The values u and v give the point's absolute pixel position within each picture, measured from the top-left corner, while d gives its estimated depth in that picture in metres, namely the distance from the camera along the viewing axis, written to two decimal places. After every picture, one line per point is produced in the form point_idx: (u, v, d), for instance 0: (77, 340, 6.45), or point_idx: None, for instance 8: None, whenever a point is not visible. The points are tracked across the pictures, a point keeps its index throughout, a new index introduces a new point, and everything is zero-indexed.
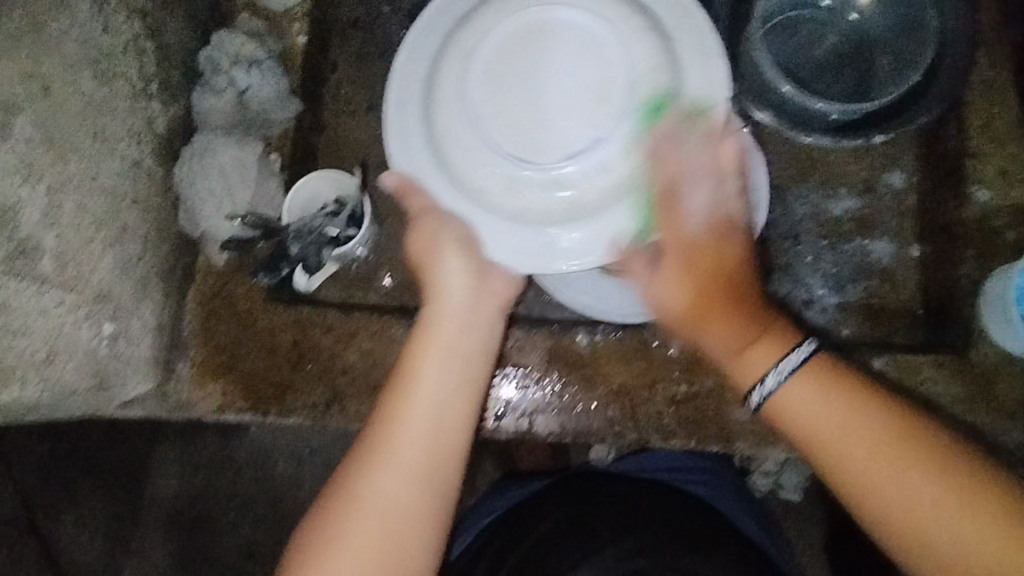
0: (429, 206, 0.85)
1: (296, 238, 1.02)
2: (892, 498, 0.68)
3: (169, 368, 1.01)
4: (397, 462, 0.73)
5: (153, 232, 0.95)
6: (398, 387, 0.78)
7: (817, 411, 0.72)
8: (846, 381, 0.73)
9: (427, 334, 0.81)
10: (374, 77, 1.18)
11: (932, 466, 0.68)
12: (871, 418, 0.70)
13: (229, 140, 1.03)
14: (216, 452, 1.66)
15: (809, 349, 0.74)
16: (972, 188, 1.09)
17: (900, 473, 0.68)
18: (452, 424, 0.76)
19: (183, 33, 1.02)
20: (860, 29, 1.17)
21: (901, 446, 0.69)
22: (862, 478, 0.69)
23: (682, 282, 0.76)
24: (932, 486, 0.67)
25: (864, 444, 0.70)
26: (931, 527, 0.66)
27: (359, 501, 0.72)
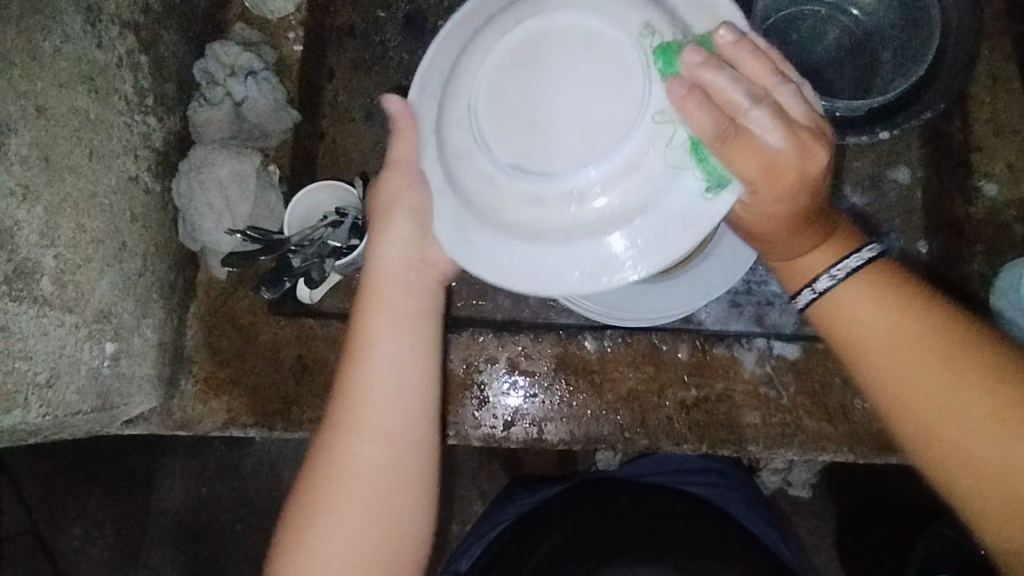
0: (411, 177, 0.73)
1: (299, 250, 1.00)
2: (923, 412, 0.63)
3: (172, 385, 1.00)
4: (364, 430, 0.68)
5: (151, 248, 0.94)
6: (354, 354, 0.71)
7: (871, 313, 0.66)
8: (912, 288, 0.67)
9: (371, 300, 0.73)
10: (371, 85, 1.17)
11: (980, 385, 0.61)
12: (933, 323, 0.64)
13: (227, 153, 1.01)
14: (220, 463, 1.65)
15: (867, 256, 0.69)
16: (980, 182, 1.08)
17: (956, 384, 0.62)
18: (411, 393, 0.70)
19: (177, 45, 1.00)
20: (862, 25, 1.17)
21: (949, 360, 0.62)
22: (894, 391, 0.64)
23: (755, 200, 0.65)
24: (975, 404, 0.61)
25: (919, 350, 0.63)
26: (987, 447, 0.60)
27: (331, 476, 0.67)
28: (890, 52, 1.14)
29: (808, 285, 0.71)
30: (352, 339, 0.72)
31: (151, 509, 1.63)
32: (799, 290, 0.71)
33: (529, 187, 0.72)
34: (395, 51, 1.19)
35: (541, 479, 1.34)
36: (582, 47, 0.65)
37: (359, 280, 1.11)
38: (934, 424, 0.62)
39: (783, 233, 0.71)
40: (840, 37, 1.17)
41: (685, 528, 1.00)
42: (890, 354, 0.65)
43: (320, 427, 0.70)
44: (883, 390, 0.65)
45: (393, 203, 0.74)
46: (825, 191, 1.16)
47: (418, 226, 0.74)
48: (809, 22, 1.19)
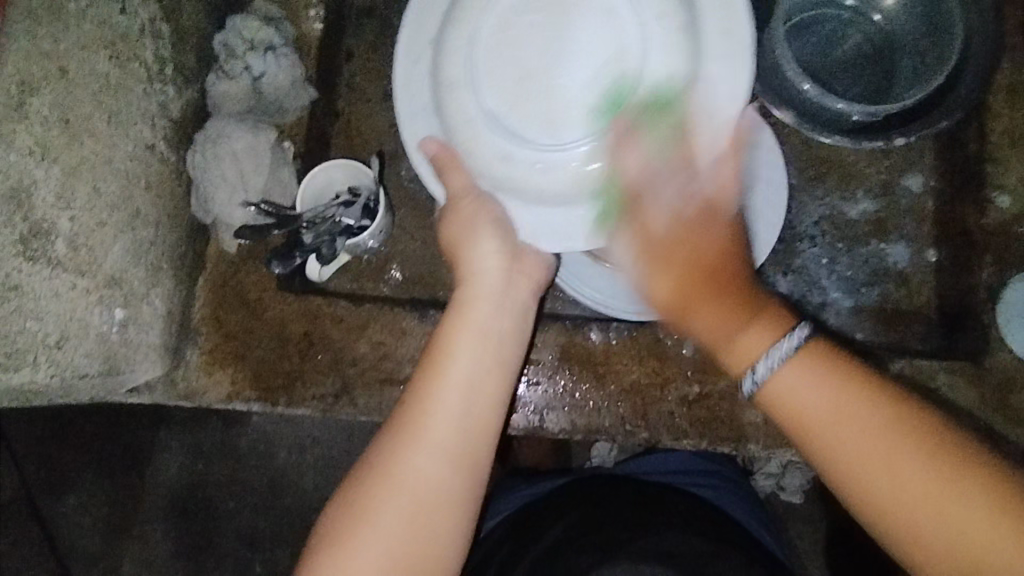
0: (467, 186, 0.82)
1: (310, 227, 1.00)
2: (880, 485, 0.66)
3: (178, 355, 1.00)
4: (428, 441, 0.75)
5: (164, 218, 0.94)
6: (430, 369, 0.79)
7: (818, 401, 0.69)
8: (844, 366, 0.70)
9: (460, 313, 0.82)
10: (388, 67, 1.17)
11: (927, 458, 0.65)
12: (873, 406, 0.68)
13: (243, 126, 1.02)
14: (215, 440, 1.65)
15: (802, 333, 0.71)
16: (993, 194, 1.08)
17: (897, 462, 0.65)
18: (470, 402, 0.78)
19: (198, 15, 1.00)
20: (882, 31, 1.17)
21: (896, 438, 0.66)
22: (848, 467, 0.67)
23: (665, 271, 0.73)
24: (925, 478, 0.64)
25: (864, 435, 0.67)
26: (933, 524, 0.64)
27: (393, 477, 0.74)
28: (908, 60, 1.14)
29: (748, 371, 0.72)
30: (434, 347, 0.81)
31: (145, 481, 1.64)
32: (743, 375, 0.72)
33: (509, 182, 0.82)
34: None
35: (537, 471, 1.34)
36: (573, 60, 0.80)
37: (367, 260, 1.11)
38: (884, 506, 0.66)
39: (695, 297, 0.72)
40: (860, 41, 1.17)
41: (682, 525, 1.00)
42: (840, 439, 0.68)
43: (384, 432, 0.77)
44: (837, 466, 0.68)
45: (475, 226, 0.82)
46: (837, 195, 1.16)
47: (509, 247, 0.84)
48: (829, 26, 1.19)
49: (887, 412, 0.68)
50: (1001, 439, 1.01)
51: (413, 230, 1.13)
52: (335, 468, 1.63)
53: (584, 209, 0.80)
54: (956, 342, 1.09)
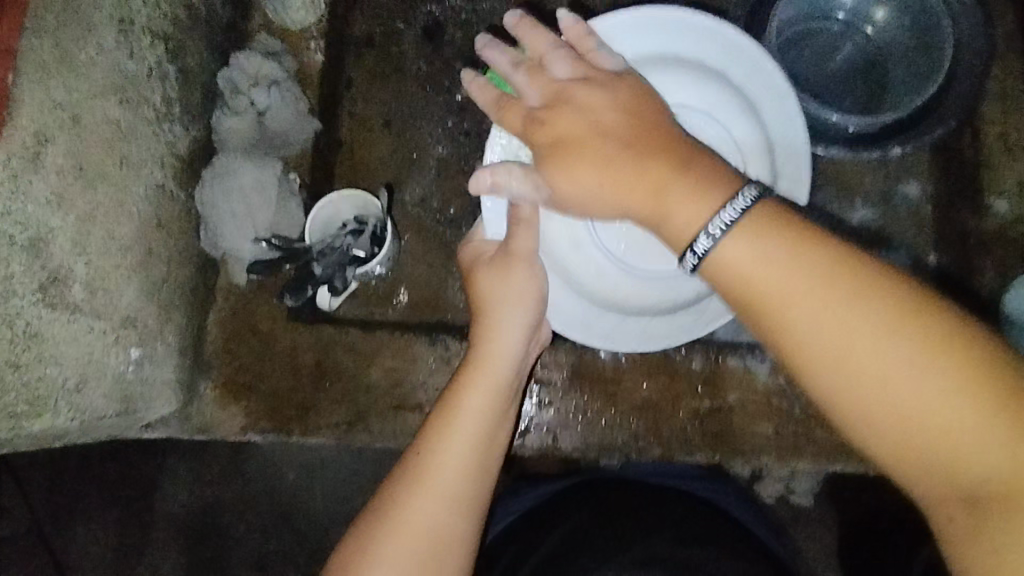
0: (529, 251, 0.84)
1: (320, 259, 1.01)
2: (854, 367, 0.58)
3: (192, 390, 1.01)
4: (430, 491, 0.76)
5: (175, 255, 0.95)
6: (443, 428, 0.78)
7: (776, 263, 0.62)
8: (811, 232, 0.63)
9: (480, 369, 0.81)
10: (389, 94, 1.19)
11: (893, 324, 0.57)
12: (827, 269, 0.61)
13: (251, 161, 1.03)
14: (224, 467, 1.64)
15: (753, 192, 0.65)
16: (992, 199, 1.12)
17: (864, 332, 0.58)
18: (475, 464, 0.78)
19: (202, 54, 1.02)
20: (875, 43, 1.19)
21: (865, 298, 0.59)
22: (823, 344, 0.59)
23: (622, 139, 0.73)
24: (894, 354, 0.57)
25: (817, 308, 0.60)
26: (901, 396, 0.56)
27: (396, 523, 0.74)
28: (900, 71, 1.16)
29: (689, 250, 0.66)
30: (444, 402, 0.81)
31: (154, 510, 1.64)
32: (684, 252, 0.67)
33: (559, 257, 0.92)
34: (413, 61, 1.20)
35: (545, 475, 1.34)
36: None
37: (375, 286, 1.12)
38: (851, 404, 0.59)
39: (633, 175, 0.71)
40: (852, 53, 1.19)
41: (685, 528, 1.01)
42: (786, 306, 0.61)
43: (391, 480, 0.78)
44: (811, 346, 0.60)
45: (512, 297, 0.83)
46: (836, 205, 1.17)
47: (533, 318, 0.85)
48: (821, 38, 1.21)
49: (845, 290, 0.59)
50: None
51: (420, 254, 1.14)
52: (345, 490, 1.63)
53: (605, 315, 0.93)
54: None
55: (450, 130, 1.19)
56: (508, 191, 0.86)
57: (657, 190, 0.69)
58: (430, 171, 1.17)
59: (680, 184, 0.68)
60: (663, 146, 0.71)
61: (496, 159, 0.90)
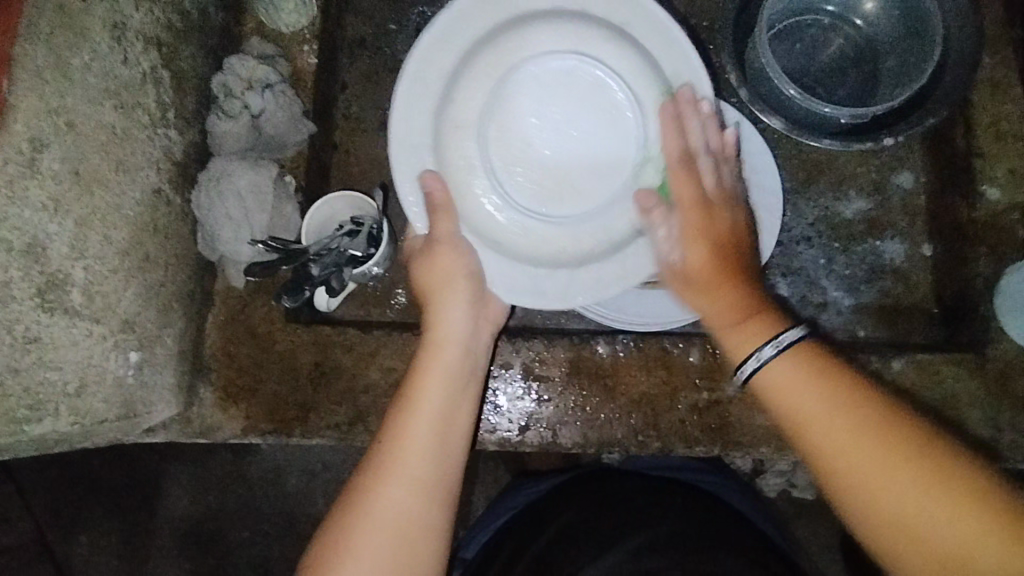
0: (451, 232, 0.88)
1: (317, 260, 1.00)
2: (884, 496, 0.64)
3: (191, 393, 1.01)
4: (400, 474, 0.77)
5: (173, 258, 0.96)
6: (401, 410, 0.82)
7: (813, 402, 0.69)
8: (846, 377, 0.70)
9: (430, 353, 0.86)
10: (384, 96, 1.20)
11: (922, 469, 0.63)
12: (852, 426, 0.67)
13: (246, 164, 1.03)
14: (227, 471, 1.65)
15: (796, 334, 0.73)
16: (982, 187, 1.10)
17: (898, 478, 0.64)
18: (439, 448, 0.80)
19: (196, 58, 1.02)
20: (866, 35, 1.20)
21: (899, 449, 0.65)
22: (849, 479, 0.66)
23: (695, 233, 0.80)
24: (916, 491, 0.63)
25: (855, 440, 0.66)
26: (923, 522, 0.62)
27: (369, 512, 0.75)
28: (891, 62, 1.17)
29: (752, 356, 0.74)
30: (404, 387, 0.84)
31: (158, 516, 1.64)
32: (746, 358, 0.74)
33: (487, 231, 0.93)
34: (406, 63, 1.21)
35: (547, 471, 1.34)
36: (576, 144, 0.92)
37: (374, 287, 1.13)
38: (882, 518, 0.64)
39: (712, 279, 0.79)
40: (844, 45, 1.20)
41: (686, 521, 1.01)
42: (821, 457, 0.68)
43: (359, 471, 0.79)
44: (838, 477, 0.67)
45: (450, 279, 0.88)
46: (830, 196, 1.18)
47: (474, 296, 0.89)
48: (812, 31, 1.22)
49: (866, 414, 0.67)
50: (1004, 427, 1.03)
51: None
52: None
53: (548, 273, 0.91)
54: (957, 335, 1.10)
55: None
56: (427, 173, 0.87)
57: (740, 315, 0.77)
58: None
59: (734, 293, 0.78)
60: (733, 276, 0.79)
61: (404, 163, 0.89)
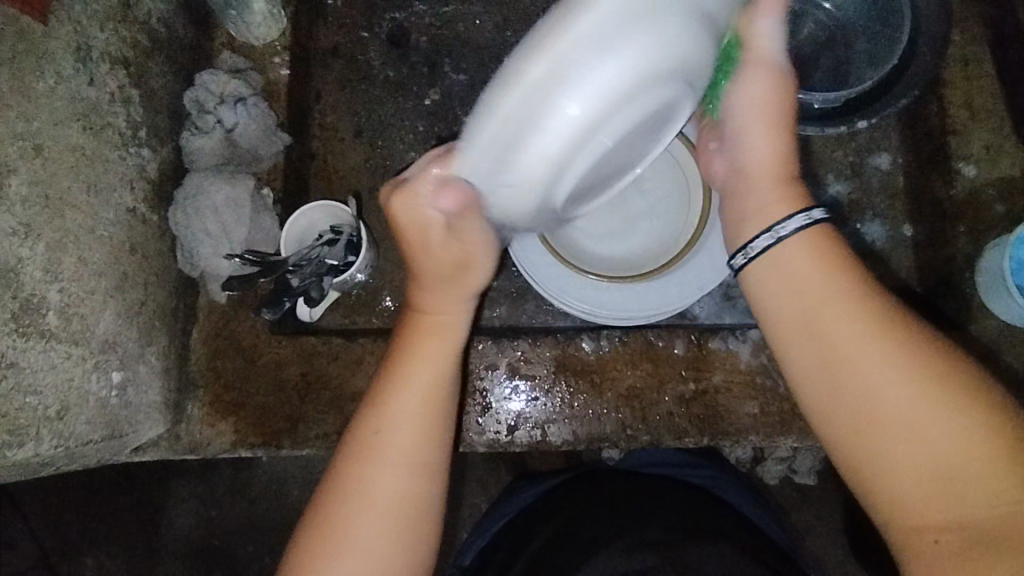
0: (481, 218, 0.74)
1: (296, 271, 1.02)
2: (863, 364, 0.68)
3: (179, 410, 1.01)
4: (388, 457, 0.77)
5: (152, 276, 0.96)
6: (388, 387, 0.79)
7: (811, 287, 0.72)
8: (852, 272, 0.72)
9: (420, 328, 0.81)
10: (358, 103, 1.20)
11: (900, 361, 0.67)
12: (854, 315, 0.69)
13: (221, 179, 1.04)
14: (228, 486, 1.65)
15: (818, 217, 0.74)
16: (960, 165, 1.11)
17: (879, 372, 0.67)
18: (431, 430, 0.79)
19: (166, 76, 1.02)
20: (836, 16, 1.19)
21: (879, 335, 0.68)
22: (830, 362, 0.69)
23: (752, 144, 0.77)
24: (890, 381, 0.67)
25: (842, 327, 0.69)
26: (895, 413, 0.66)
27: (361, 494, 0.76)
28: (863, 42, 1.17)
29: (763, 233, 0.75)
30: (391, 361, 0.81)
31: (161, 534, 1.64)
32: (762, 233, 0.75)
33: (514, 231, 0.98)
34: (380, 70, 1.21)
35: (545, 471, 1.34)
36: None
37: (357, 295, 1.13)
38: (855, 414, 0.68)
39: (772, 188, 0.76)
40: (814, 29, 1.20)
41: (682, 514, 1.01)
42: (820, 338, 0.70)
43: (348, 446, 0.79)
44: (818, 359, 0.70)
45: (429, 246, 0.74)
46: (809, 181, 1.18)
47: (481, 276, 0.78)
48: (781, 16, 1.21)
49: (860, 307, 0.70)
50: None
51: (398, 259, 1.15)
52: None
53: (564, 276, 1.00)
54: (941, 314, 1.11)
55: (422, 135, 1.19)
56: None
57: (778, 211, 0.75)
58: None
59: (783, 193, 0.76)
60: (785, 178, 0.76)
61: None
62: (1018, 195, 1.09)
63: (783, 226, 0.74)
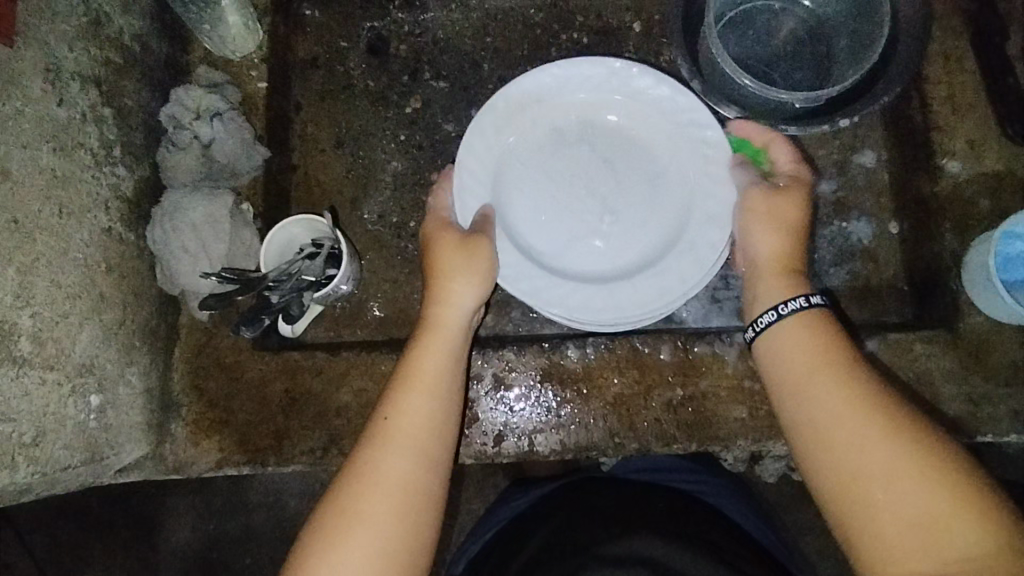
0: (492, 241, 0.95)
1: (276, 287, 1.01)
2: (846, 426, 0.77)
3: (163, 430, 1.00)
4: (400, 443, 0.83)
5: (131, 295, 0.95)
6: (403, 381, 0.88)
7: (800, 360, 0.83)
8: (840, 346, 0.83)
9: (432, 329, 0.92)
10: (338, 114, 1.19)
11: (880, 429, 0.75)
12: (840, 382, 0.79)
13: (199, 196, 1.02)
14: (225, 499, 1.64)
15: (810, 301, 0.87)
16: (943, 161, 1.10)
17: (860, 437, 0.75)
18: (438, 421, 0.86)
19: (141, 93, 1.02)
20: (816, 15, 1.19)
21: (861, 403, 0.77)
22: (817, 426, 0.79)
23: (769, 231, 0.93)
24: (871, 445, 0.75)
25: (828, 395, 0.79)
26: (875, 474, 0.73)
27: (370, 477, 0.81)
28: (844, 40, 1.17)
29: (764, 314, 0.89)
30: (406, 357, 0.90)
31: (159, 550, 1.63)
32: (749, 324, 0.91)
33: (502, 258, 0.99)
34: (359, 79, 1.20)
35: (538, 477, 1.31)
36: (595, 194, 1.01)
37: (341, 308, 1.12)
38: (841, 471, 0.76)
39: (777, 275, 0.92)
40: (796, 28, 1.20)
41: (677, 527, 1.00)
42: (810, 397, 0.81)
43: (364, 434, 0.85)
44: (808, 422, 0.80)
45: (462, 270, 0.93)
46: None
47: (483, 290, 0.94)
48: (763, 16, 1.21)
49: (842, 376, 0.80)
50: (982, 400, 1.01)
51: (381, 270, 1.14)
52: None
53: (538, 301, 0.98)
54: (930, 311, 1.09)
55: (403, 143, 1.18)
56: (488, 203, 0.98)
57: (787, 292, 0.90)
58: (386, 186, 1.17)
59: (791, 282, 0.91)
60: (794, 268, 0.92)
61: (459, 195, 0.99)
62: (1002, 189, 1.09)
63: (762, 319, 0.88)
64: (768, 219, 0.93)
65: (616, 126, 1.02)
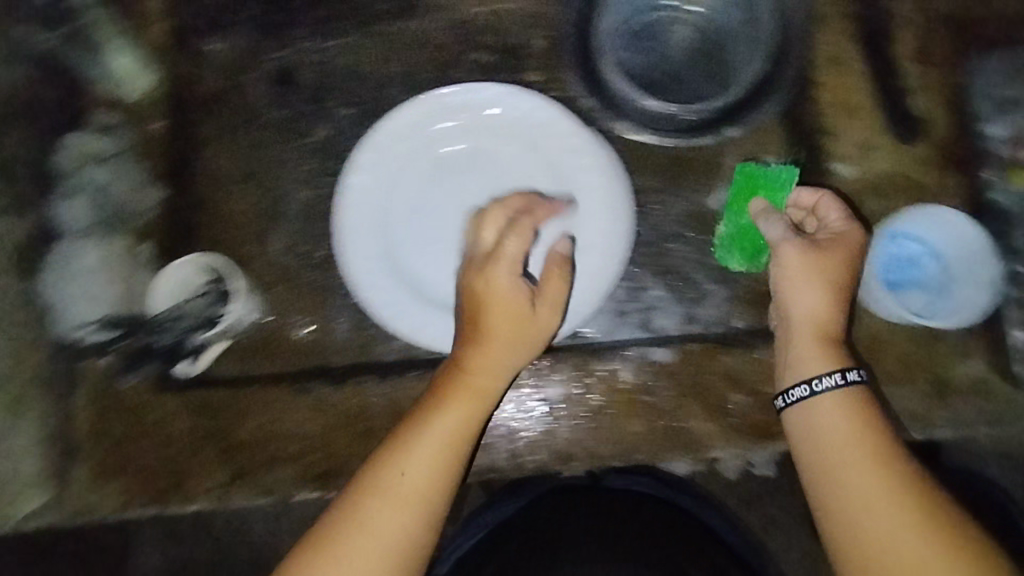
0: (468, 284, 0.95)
1: (159, 330, 1.06)
2: (872, 504, 0.79)
3: (63, 475, 1.01)
4: (399, 497, 0.84)
5: (22, 346, 1.02)
6: (426, 422, 0.89)
7: (842, 432, 0.84)
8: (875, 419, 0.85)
9: (468, 377, 0.92)
10: (233, 143, 1.11)
11: (903, 504, 0.78)
12: (871, 458, 0.82)
13: (86, 240, 1.05)
14: (156, 564, 1.48)
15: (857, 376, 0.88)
16: (834, 164, 1.10)
17: (884, 517, 0.78)
18: (442, 485, 0.86)
19: (26, 146, 1.06)
20: (709, 21, 1.16)
21: (894, 476, 0.80)
22: (848, 496, 0.81)
23: (825, 290, 0.93)
24: (893, 524, 0.77)
25: (863, 459, 0.82)
26: (897, 548, 0.76)
27: (366, 530, 0.82)
28: (735, 46, 1.15)
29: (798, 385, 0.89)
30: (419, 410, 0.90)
31: None
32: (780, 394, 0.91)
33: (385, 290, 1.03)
34: (260, 104, 1.12)
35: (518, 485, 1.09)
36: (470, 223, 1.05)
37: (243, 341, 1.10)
38: (868, 549, 0.78)
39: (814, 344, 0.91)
40: (689, 35, 1.16)
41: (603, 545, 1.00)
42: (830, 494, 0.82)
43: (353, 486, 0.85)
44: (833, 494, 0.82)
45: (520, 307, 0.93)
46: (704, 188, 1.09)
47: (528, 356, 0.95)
48: (652, 23, 1.16)
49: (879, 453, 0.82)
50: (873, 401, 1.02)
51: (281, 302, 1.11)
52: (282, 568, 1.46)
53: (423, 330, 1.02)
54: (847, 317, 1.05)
55: (309, 173, 1.10)
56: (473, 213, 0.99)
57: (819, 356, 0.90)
58: (293, 217, 1.10)
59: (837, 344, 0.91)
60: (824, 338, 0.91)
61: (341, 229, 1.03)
62: (892, 190, 1.09)
63: (795, 393, 0.89)
64: (800, 281, 0.93)
65: (492, 155, 1.06)
